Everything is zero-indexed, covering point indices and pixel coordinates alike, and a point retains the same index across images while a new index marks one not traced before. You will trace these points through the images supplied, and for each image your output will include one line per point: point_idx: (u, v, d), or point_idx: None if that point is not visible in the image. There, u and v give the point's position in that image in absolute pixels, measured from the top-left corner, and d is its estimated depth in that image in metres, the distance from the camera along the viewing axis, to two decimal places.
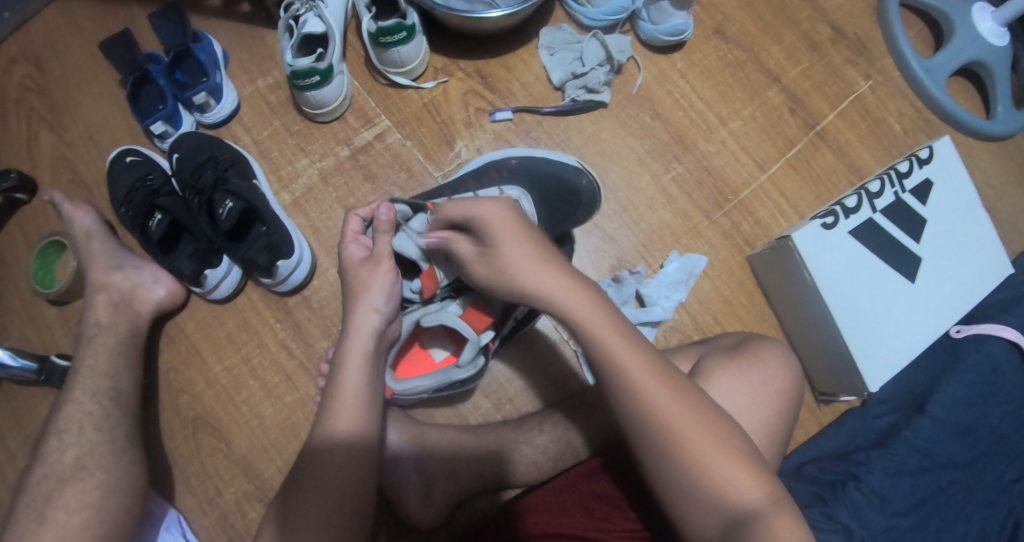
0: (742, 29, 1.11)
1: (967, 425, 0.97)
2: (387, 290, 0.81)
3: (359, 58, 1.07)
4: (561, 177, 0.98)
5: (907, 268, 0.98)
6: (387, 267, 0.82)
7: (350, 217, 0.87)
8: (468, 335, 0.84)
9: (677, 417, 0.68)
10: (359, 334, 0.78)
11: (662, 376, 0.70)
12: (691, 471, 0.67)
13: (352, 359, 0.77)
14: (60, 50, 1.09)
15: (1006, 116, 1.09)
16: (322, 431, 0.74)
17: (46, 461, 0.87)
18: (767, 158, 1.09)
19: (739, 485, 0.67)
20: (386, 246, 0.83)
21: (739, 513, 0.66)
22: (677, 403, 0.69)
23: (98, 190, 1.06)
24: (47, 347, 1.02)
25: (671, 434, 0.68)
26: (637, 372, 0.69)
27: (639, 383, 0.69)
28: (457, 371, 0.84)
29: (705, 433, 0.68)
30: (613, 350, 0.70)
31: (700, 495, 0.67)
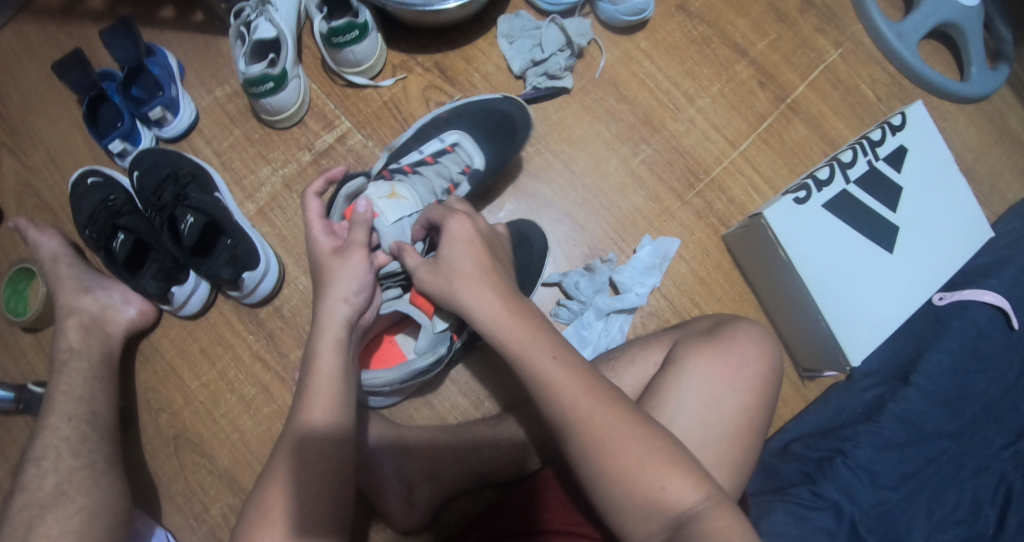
0: (706, 3, 1.08)
1: (954, 393, 0.95)
2: (360, 280, 0.77)
3: (316, 61, 1.05)
4: (493, 112, 0.99)
5: (884, 238, 0.96)
6: (359, 253, 0.78)
7: (308, 197, 0.80)
8: (422, 321, 0.83)
9: (615, 429, 0.66)
10: (331, 323, 0.75)
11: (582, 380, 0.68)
12: (625, 482, 0.64)
13: (324, 345, 0.74)
14: (15, 73, 1.08)
15: (982, 75, 1.06)
16: (299, 424, 0.72)
17: (27, 490, 0.87)
18: (738, 134, 1.06)
19: (676, 486, 0.64)
20: (361, 236, 0.79)
21: (675, 516, 0.63)
22: (607, 409, 0.66)
23: (64, 212, 1.05)
24: (25, 374, 1.02)
25: (613, 450, 0.65)
26: (572, 396, 0.67)
27: (568, 404, 0.67)
28: (416, 360, 0.82)
29: (632, 435, 0.66)
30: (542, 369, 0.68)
31: (637, 508, 0.64)
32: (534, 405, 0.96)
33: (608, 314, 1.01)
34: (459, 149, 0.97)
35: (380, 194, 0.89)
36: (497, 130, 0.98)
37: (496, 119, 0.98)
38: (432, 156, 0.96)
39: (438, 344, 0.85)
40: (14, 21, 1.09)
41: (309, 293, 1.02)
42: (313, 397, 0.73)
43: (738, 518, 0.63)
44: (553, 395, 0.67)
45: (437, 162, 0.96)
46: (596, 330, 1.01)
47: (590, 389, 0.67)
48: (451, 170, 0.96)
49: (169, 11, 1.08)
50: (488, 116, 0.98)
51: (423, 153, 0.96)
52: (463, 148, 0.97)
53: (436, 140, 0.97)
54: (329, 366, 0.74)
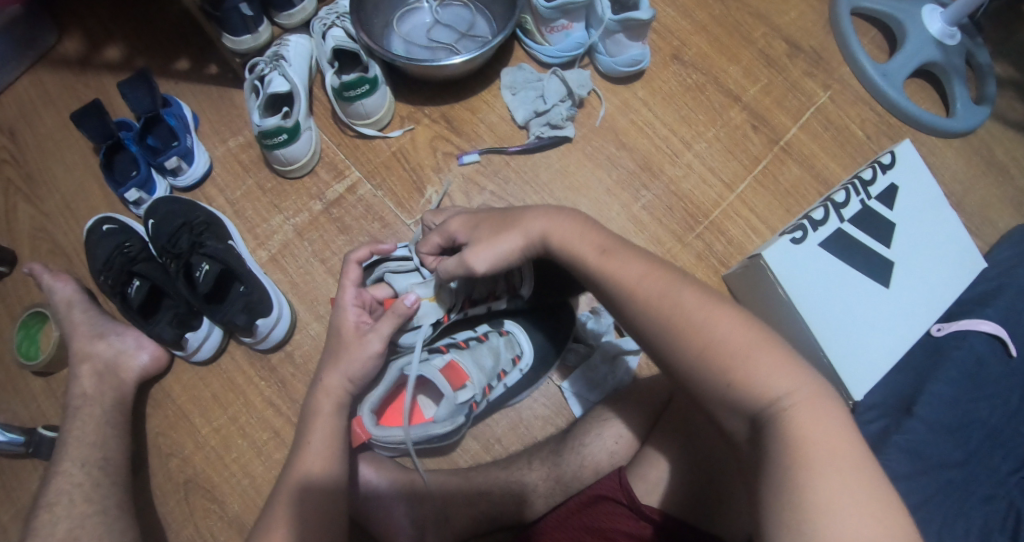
0: (699, 52, 1.14)
1: (958, 422, 0.96)
2: (365, 362, 0.84)
3: (326, 113, 1.09)
4: None
5: (881, 274, 0.99)
6: (376, 342, 0.84)
7: (350, 265, 0.88)
8: (443, 392, 0.85)
9: (700, 322, 0.66)
10: (330, 391, 0.83)
11: (676, 283, 0.68)
12: (717, 368, 0.64)
13: (323, 403, 0.82)
14: (33, 122, 1.12)
15: (967, 112, 1.11)
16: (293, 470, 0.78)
17: (37, 536, 0.86)
18: (734, 177, 1.10)
19: (765, 375, 0.63)
20: (386, 329, 0.85)
21: (760, 407, 0.63)
22: (692, 300, 0.67)
23: (78, 258, 1.08)
24: (35, 418, 1.03)
25: (706, 342, 0.65)
26: (658, 293, 0.68)
27: (654, 293, 0.68)
28: (432, 425, 0.85)
29: (714, 320, 0.66)
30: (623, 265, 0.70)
31: (728, 395, 0.64)
32: (547, 446, 0.96)
33: (617, 356, 1.02)
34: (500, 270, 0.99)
35: (422, 294, 0.93)
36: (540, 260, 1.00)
37: None
38: None
39: (457, 414, 0.87)
40: (34, 71, 1.13)
41: (321, 338, 1.04)
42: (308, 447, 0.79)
43: (831, 414, 0.62)
44: (631, 291, 0.69)
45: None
46: (601, 372, 1.02)
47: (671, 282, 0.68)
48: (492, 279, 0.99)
49: (184, 64, 1.13)
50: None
51: None
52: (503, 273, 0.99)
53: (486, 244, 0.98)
54: (326, 418, 0.82)
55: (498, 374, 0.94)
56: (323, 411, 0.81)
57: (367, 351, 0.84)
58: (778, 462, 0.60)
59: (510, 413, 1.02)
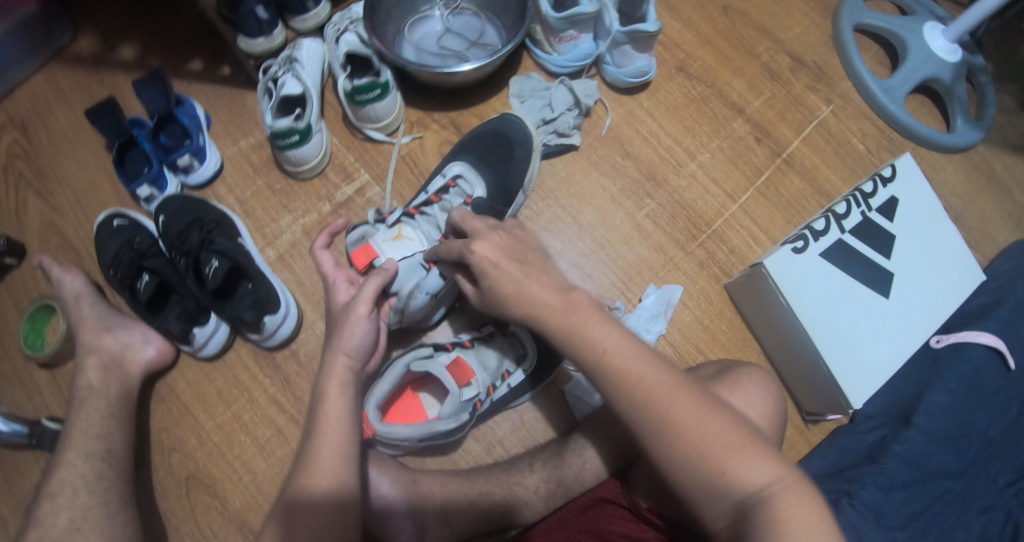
0: (704, 65, 1.16)
1: (956, 433, 0.97)
2: (362, 336, 0.79)
3: (337, 116, 1.11)
4: (497, 135, 1.03)
5: (881, 284, 1.00)
6: (363, 319, 0.80)
7: (317, 253, 0.86)
8: (450, 389, 0.87)
9: (688, 403, 0.67)
10: (335, 374, 0.78)
11: (648, 368, 0.68)
12: (704, 459, 0.65)
13: (330, 390, 0.77)
14: (47, 118, 1.14)
15: (967, 128, 1.13)
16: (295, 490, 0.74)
17: (40, 526, 0.86)
18: (737, 187, 1.12)
19: (750, 468, 0.65)
20: (369, 290, 0.81)
21: (743, 498, 0.64)
22: (661, 388, 0.67)
23: (87, 253, 1.09)
24: (38, 410, 1.03)
25: (687, 437, 0.66)
26: (655, 380, 0.67)
27: (649, 387, 0.67)
28: (438, 421, 0.87)
29: (682, 402, 0.67)
30: (592, 336, 0.69)
31: (709, 483, 0.65)
32: (548, 449, 0.96)
33: None
34: (459, 181, 1.01)
35: (385, 238, 0.95)
36: (496, 149, 1.02)
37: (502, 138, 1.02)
38: (436, 195, 0.99)
39: (462, 411, 0.89)
40: (48, 68, 1.15)
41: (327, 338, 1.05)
42: (315, 456, 0.75)
43: (815, 504, 0.64)
44: (625, 382, 0.67)
45: (440, 200, 0.99)
46: None
47: (644, 358, 0.69)
48: (455, 203, 0.99)
49: (197, 65, 1.15)
50: (483, 139, 1.03)
51: (428, 192, 1.00)
52: (463, 178, 1.01)
53: (439, 178, 1.01)
54: (333, 423, 0.76)
55: (501, 375, 0.96)
56: (328, 395, 0.77)
57: (358, 319, 0.80)
58: (732, 460, 0.65)
59: (512, 416, 1.03)
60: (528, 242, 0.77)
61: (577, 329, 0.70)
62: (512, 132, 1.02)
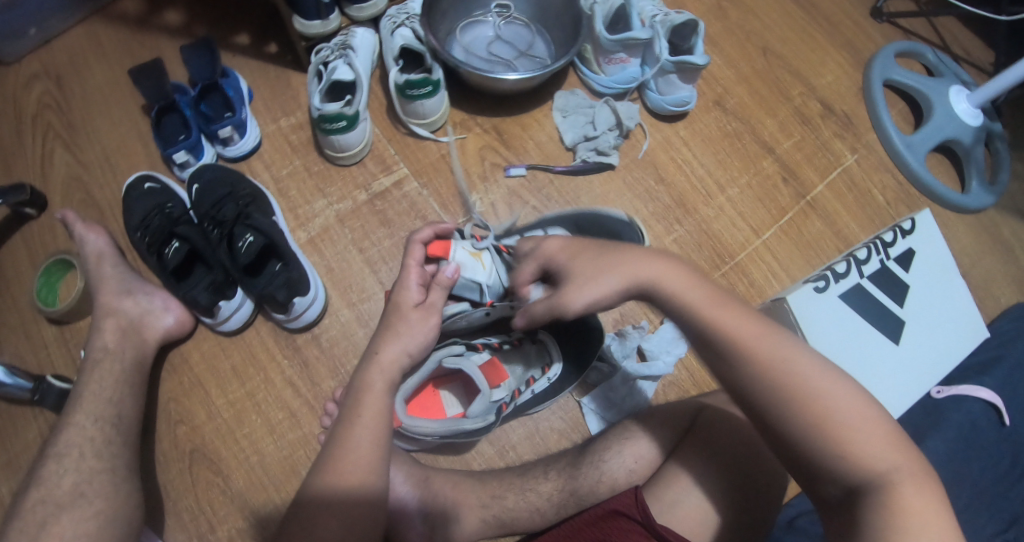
0: (740, 102, 1.21)
1: (950, 480, 1.01)
2: (425, 338, 0.83)
3: (381, 107, 1.12)
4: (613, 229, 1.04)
5: (892, 330, 1.05)
6: (433, 316, 0.85)
7: (413, 244, 0.87)
8: (482, 388, 0.88)
9: (815, 378, 0.68)
10: (384, 365, 0.80)
11: (773, 339, 0.69)
12: (835, 433, 0.66)
13: (377, 379, 0.79)
14: (83, 72, 1.12)
15: (979, 192, 1.19)
16: (321, 479, 0.73)
17: (42, 486, 0.84)
18: (761, 223, 1.16)
19: (875, 451, 0.66)
20: (438, 300, 0.86)
21: (867, 478, 0.65)
22: (793, 358, 0.69)
23: (110, 212, 1.06)
24: (42, 367, 1.00)
25: (819, 410, 0.67)
26: (764, 346, 0.69)
27: (777, 359, 0.68)
28: (465, 419, 0.87)
29: (815, 371, 0.68)
30: (726, 323, 0.70)
31: (839, 456, 0.66)
32: (564, 458, 0.97)
33: (635, 380, 1.05)
34: None
35: (466, 250, 0.92)
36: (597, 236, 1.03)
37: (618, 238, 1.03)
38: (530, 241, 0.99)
39: (489, 412, 0.89)
40: (91, 22, 1.14)
41: (349, 326, 1.04)
42: (351, 446, 0.75)
43: (933, 490, 0.65)
44: (749, 352, 0.69)
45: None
46: (619, 394, 1.05)
47: (771, 333, 0.70)
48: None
49: (244, 38, 1.14)
50: (602, 229, 1.04)
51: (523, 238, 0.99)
52: None
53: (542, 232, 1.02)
54: (375, 416, 0.77)
55: (525, 382, 0.98)
56: (375, 386, 0.78)
57: (428, 325, 0.84)
58: (853, 441, 0.66)
59: (527, 422, 1.04)
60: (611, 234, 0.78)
61: (703, 301, 0.71)
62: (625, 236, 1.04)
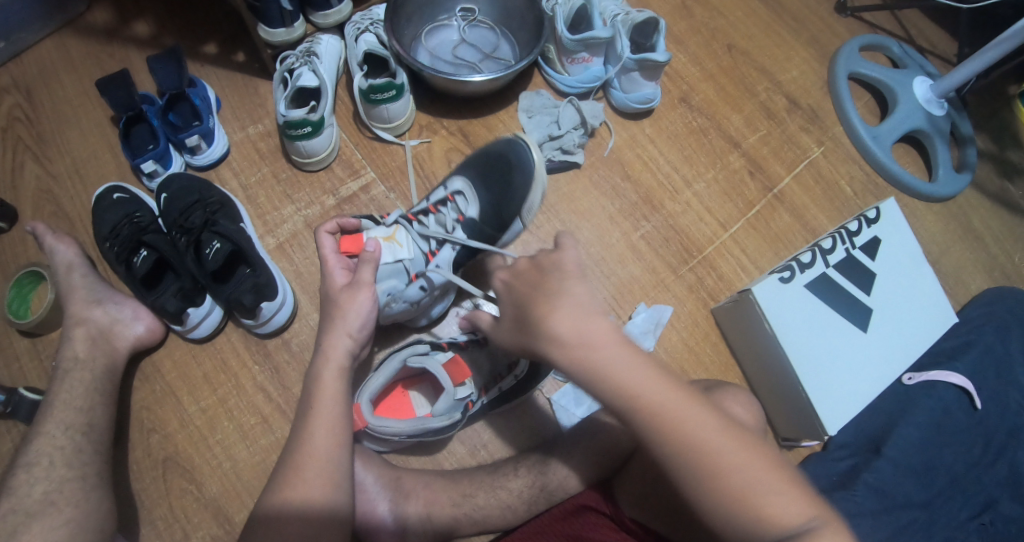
0: (706, 98, 1.22)
1: (922, 466, 1.02)
2: (364, 318, 0.82)
3: (348, 113, 1.13)
4: (499, 156, 0.98)
5: (860, 319, 1.05)
6: (365, 292, 0.82)
7: (322, 236, 0.86)
8: (445, 386, 0.89)
9: (716, 441, 0.68)
10: (334, 357, 0.81)
11: (680, 398, 0.69)
12: (735, 496, 0.67)
13: (326, 372, 0.80)
14: (52, 84, 1.13)
15: (948, 179, 1.20)
16: (284, 484, 0.76)
17: (12, 496, 0.84)
18: (729, 217, 1.16)
19: (785, 509, 0.66)
20: (368, 275, 0.83)
21: (784, 534, 0.66)
22: (694, 419, 0.68)
23: (81, 223, 1.07)
24: (15, 379, 1.01)
25: (731, 477, 0.67)
26: (673, 408, 0.68)
27: (688, 424, 0.68)
28: (430, 418, 0.88)
29: (716, 430, 0.68)
30: (633, 385, 0.69)
31: (747, 523, 0.66)
32: (533, 454, 0.96)
33: None
34: (457, 195, 0.97)
35: (376, 234, 0.92)
36: (492, 166, 0.98)
37: (502, 162, 0.97)
38: (435, 205, 0.98)
39: (454, 410, 0.91)
40: (60, 35, 1.15)
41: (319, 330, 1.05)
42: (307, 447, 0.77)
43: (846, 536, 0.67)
44: (655, 418, 0.68)
45: (437, 212, 0.97)
46: None
47: (667, 392, 0.69)
48: (448, 217, 0.96)
49: (212, 48, 1.16)
50: (489, 157, 0.99)
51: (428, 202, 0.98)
52: (462, 194, 0.97)
53: (440, 189, 0.99)
54: (325, 416, 0.78)
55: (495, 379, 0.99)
56: (325, 377, 0.80)
57: (361, 301, 0.82)
58: (763, 494, 0.67)
59: (498, 421, 1.05)
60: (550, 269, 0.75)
61: (605, 354, 0.70)
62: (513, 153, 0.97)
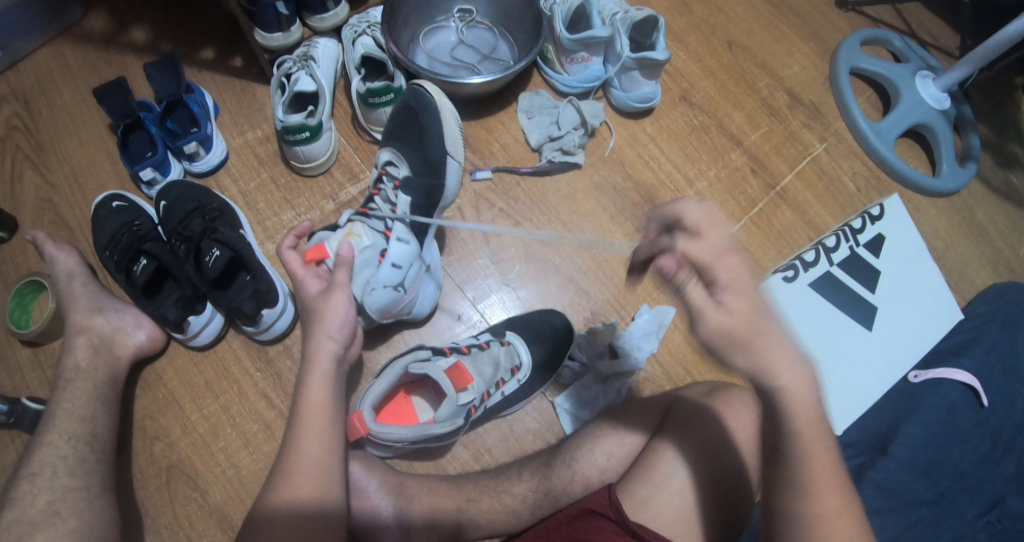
0: (706, 96, 1.21)
1: (932, 464, 1.00)
2: (343, 319, 0.81)
3: (347, 117, 1.13)
4: (404, 110, 0.98)
5: (864, 317, 1.07)
6: (343, 294, 0.82)
7: (283, 252, 0.83)
8: (447, 392, 0.88)
9: (829, 498, 0.66)
10: (320, 364, 0.80)
11: (817, 435, 0.67)
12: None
13: (314, 378, 0.80)
14: (50, 92, 1.12)
15: (952, 173, 1.19)
16: (279, 482, 0.76)
17: (16, 507, 0.84)
18: (731, 216, 1.16)
19: None
20: (343, 277, 0.83)
21: None
22: (820, 458, 0.67)
23: (81, 232, 1.07)
24: (18, 389, 1.01)
25: (824, 521, 0.66)
26: (810, 445, 0.67)
27: (802, 458, 0.67)
28: (433, 424, 0.88)
29: (830, 481, 0.66)
30: (821, 431, 0.66)
31: None
32: (538, 458, 0.97)
33: (608, 377, 1.05)
34: (398, 169, 0.96)
35: (335, 237, 0.88)
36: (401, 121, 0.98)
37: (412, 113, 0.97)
38: (377, 187, 0.96)
39: (456, 416, 0.90)
40: (57, 43, 1.14)
41: None
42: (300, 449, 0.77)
43: None
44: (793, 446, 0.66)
45: (380, 190, 0.95)
46: (594, 392, 1.05)
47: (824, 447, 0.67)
48: (390, 189, 0.94)
49: (209, 53, 1.15)
50: (404, 114, 0.98)
51: (369, 187, 0.96)
52: (399, 166, 0.96)
53: (372, 168, 0.97)
54: (315, 419, 0.78)
55: (496, 383, 0.98)
56: (310, 381, 0.79)
57: (338, 303, 0.81)
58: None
59: (502, 425, 1.04)
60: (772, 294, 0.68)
61: (802, 400, 0.66)
62: (429, 101, 0.98)
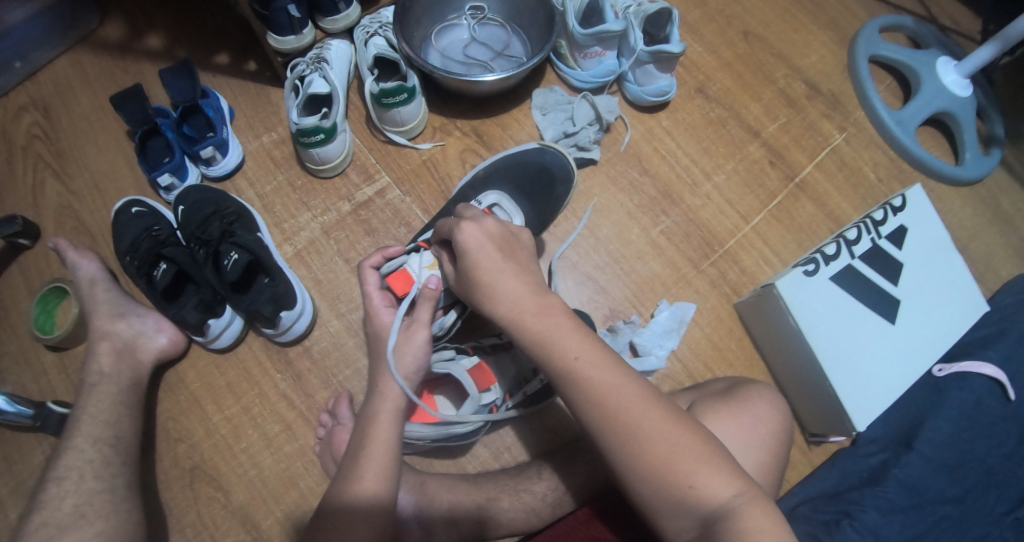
0: (723, 88, 1.19)
1: (956, 460, 1.00)
2: (420, 354, 0.82)
3: (361, 117, 1.13)
4: (532, 162, 1.05)
5: (887, 310, 1.02)
6: (422, 330, 0.83)
7: (366, 271, 0.89)
8: (470, 391, 0.88)
9: (636, 401, 0.71)
10: (390, 397, 0.81)
11: (605, 362, 0.73)
12: (655, 466, 0.68)
13: (385, 412, 0.80)
14: (69, 101, 1.13)
15: (976, 161, 1.16)
16: (343, 487, 0.77)
17: (45, 509, 0.86)
18: (750, 209, 1.14)
19: (713, 484, 0.67)
20: (424, 313, 0.84)
21: (710, 511, 0.67)
22: (617, 382, 0.72)
23: (102, 237, 1.08)
24: (44, 394, 1.02)
25: (643, 438, 0.69)
26: (588, 367, 0.72)
27: (602, 387, 0.71)
28: (454, 423, 0.88)
29: (652, 406, 0.70)
30: (562, 344, 0.73)
31: (665, 495, 0.68)
32: (557, 457, 0.97)
33: None
34: (494, 211, 0.98)
35: (424, 264, 0.89)
36: (537, 181, 1.04)
37: (548, 174, 1.04)
38: None
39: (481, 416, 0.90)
40: (74, 51, 1.16)
41: (339, 336, 1.05)
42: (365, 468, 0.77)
43: (773, 519, 0.67)
44: (577, 374, 0.72)
45: None
46: None
47: (626, 375, 0.72)
48: None
49: (224, 58, 1.16)
50: (527, 168, 1.04)
51: None
52: (499, 210, 0.98)
53: (475, 205, 0.97)
54: (382, 447, 0.78)
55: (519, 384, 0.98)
56: (382, 414, 0.80)
57: (416, 341, 0.82)
58: (683, 462, 0.68)
59: (521, 423, 1.04)
60: (518, 244, 0.81)
61: (516, 301, 0.76)
62: (556, 166, 1.04)
